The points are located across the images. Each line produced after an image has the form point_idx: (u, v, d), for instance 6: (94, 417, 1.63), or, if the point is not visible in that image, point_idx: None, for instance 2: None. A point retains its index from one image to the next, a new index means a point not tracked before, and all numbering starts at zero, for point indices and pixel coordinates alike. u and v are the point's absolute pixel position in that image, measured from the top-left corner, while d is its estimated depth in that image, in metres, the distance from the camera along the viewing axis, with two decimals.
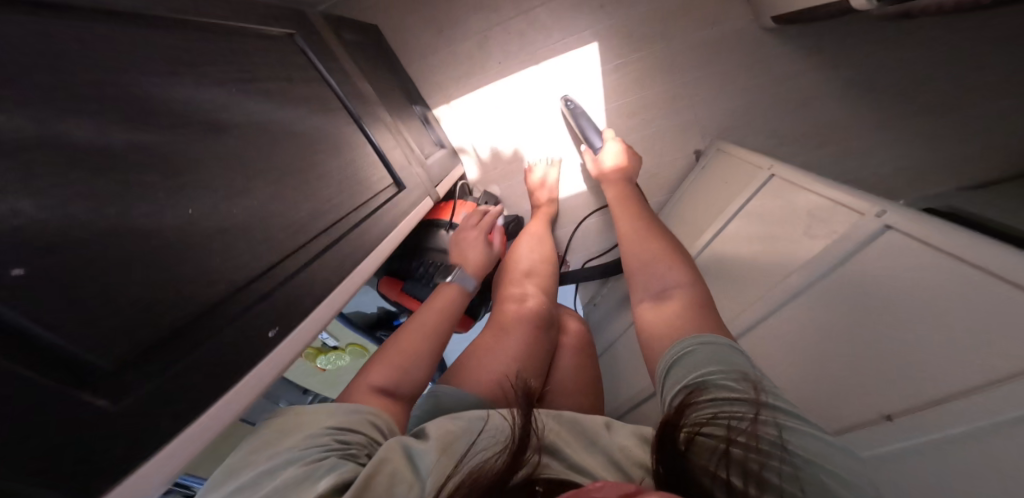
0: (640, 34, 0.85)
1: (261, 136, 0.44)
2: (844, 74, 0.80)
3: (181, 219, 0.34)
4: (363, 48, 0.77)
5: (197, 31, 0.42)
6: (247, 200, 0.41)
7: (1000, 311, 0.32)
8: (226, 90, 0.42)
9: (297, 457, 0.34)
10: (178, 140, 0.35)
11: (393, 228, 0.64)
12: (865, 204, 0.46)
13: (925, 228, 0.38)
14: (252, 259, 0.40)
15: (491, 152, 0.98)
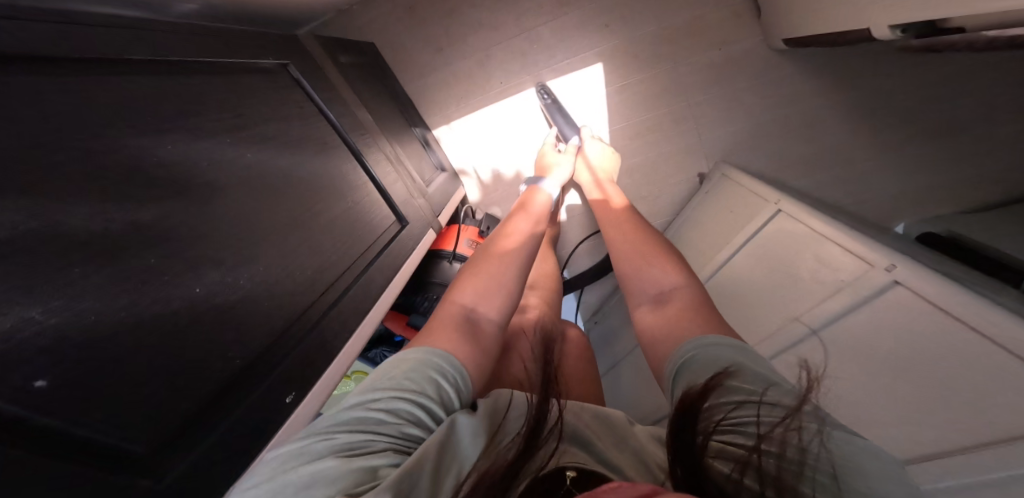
0: (646, 54, 0.82)
1: (259, 194, 0.43)
2: (849, 96, 0.80)
3: (191, 299, 0.34)
4: (361, 72, 0.73)
5: (185, 83, 0.39)
6: (254, 267, 0.41)
7: (1004, 375, 0.33)
8: (221, 150, 0.40)
9: (369, 431, 0.34)
10: (173, 210, 0.35)
11: (398, 268, 0.62)
12: (876, 255, 0.47)
13: (940, 288, 0.39)
14: (261, 326, 0.40)
15: (493, 175, 0.94)
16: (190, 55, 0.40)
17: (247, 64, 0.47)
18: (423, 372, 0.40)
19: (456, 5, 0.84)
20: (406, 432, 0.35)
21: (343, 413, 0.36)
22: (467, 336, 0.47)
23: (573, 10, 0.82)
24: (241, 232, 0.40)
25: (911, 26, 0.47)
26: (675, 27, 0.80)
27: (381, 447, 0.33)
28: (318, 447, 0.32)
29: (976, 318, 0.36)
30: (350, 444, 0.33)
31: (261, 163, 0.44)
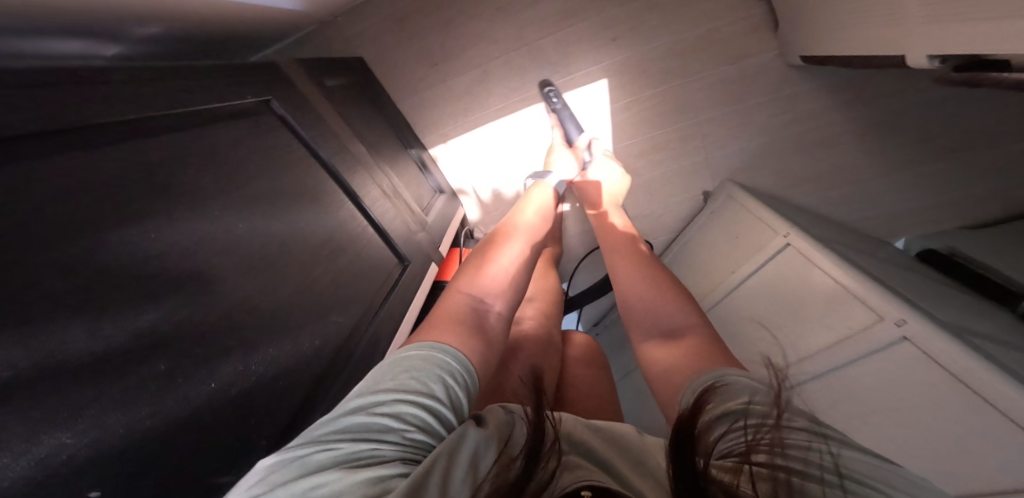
0: (657, 68, 0.78)
1: (261, 270, 0.41)
2: (866, 113, 0.77)
3: (209, 396, 0.35)
4: (351, 93, 0.67)
5: (162, 149, 0.35)
6: (265, 350, 0.41)
7: (979, 432, 0.36)
8: (212, 226, 0.37)
9: (373, 439, 0.29)
10: (187, 307, 0.34)
11: (400, 318, 0.64)
12: (887, 307, 0.45)
13: (947, 352, 0.39)
14: (273, 410, 0.41)
15: (493, 194, 0.91)
16: (158, 109, 0.35)
17: (226, 109, 0.42)
18: (429, 370, 0.36)
19: (452, 15, 0.77)
20: (412, 437, 0.30)
21: (340, 420, 0.31)
22: (473, 333, 0.44)
23: (580, 21, 0.76)
24: (240, 313, 0.38)
25: (951, 56, 0.43)
26: (688, 40, 0.76)
27: (389, 457, 0.28)
28: (313, 461, 0.27)
29: (983, 384, 0.36)
30: (354, 455, 0.28)
31: (253, 231, 0.41)
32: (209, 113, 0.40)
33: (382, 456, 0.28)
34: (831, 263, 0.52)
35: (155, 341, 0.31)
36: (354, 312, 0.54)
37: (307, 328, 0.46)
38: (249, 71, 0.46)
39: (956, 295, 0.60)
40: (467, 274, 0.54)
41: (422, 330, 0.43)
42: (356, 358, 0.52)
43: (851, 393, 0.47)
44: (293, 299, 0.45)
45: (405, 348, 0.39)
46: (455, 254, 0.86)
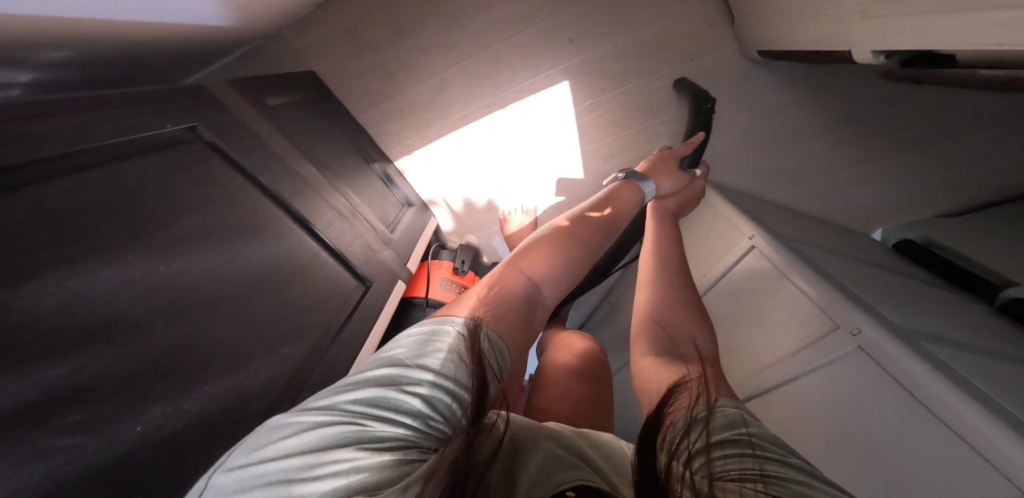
0: (616, 69, 0.76)
1: (193, 310, 0.39)
2: (826, 106, 0.77)
3: (137, 439, 0.33)
4: (299, 111, 0.66)
5: (73, 188, 0.32)
6: (203, 388, 0.39)
7: (917, 435, 0.39)
8: (130, 273, 0.34)
9: (404, 421, 0.32)
10: (110, 353, 0.32)
11: (359, 341, 0.63)
12: (843, 315, 0.49)
13: (891, 357, 0.42)
14: (219, 450, 0.40)
15: (464, 203, 0.93)
16: (73, 145, 0.33)
17: (151, 138, 0.40)
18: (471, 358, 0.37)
19: (401, 25, 0.75)
20: (438, 425, 0.33)
21: (380, 389, 0.33)
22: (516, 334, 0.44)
23: (535, 23, 0.74)
24: (177, 356, 0.37)
25: (896, 52, 0.43)
26: (645, 40, 0.74)
27: (412, 441, 0.31)
28: (344, 432, 0.29)
29: (922, 391, 0.39)
30: (374, 435, 0.30)
31: (185, 269, 0.39)
32: (133, 145, 0.38)
33: (406, 440, 0.31)
34: (788, 268, 0.57)
35: (68, 392, 0.29)
36: (308, 342, 0.53)
37: (252, 364, 0.45)
38: (175, 97, 0.44)
39: (909, 291, 0.61)
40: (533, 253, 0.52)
41: (475, 305, 0.45)
42: (308, 389, 0.52)
43: (800, 403, 0.50)
44: (236, 335, 0.44)
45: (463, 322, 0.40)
46: (426, 267, 0.88)
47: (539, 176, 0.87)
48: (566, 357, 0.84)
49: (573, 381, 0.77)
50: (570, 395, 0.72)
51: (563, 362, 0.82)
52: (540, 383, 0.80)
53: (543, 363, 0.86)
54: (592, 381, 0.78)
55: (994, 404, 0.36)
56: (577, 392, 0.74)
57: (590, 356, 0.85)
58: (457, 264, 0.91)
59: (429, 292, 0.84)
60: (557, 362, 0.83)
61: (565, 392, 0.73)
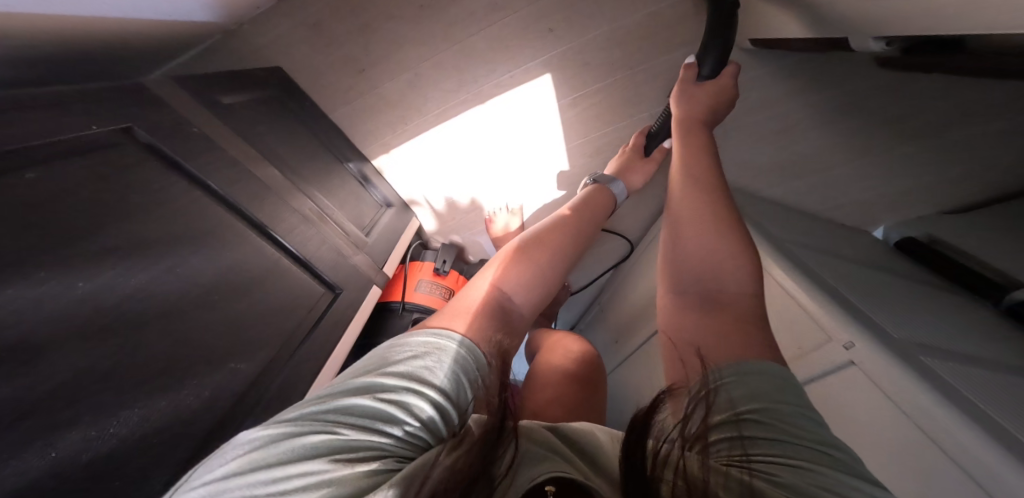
0: (599, 61, 0.72)
1: (121, 328, 0.37)
2: (827, 99, 0.72)
3: (50, 465, 0.31)
4: (259, 109, 0.63)
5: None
6: (130, 410, 0.37)
7: (901, 445, 0.38)
8: (39, 291, 0.32)
9: (375, 430, 0.36)
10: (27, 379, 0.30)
11: (320, 349, 0.61)
12: (836, 327, 0.47)
13: (884, 374, 0.40)
14: (154, 475, 0.38)
15: (446, 203, 0.98)
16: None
17: (80, 142, 0.37)
18: (442, 365, 0.43)
19: (371, 21, 0.68)
20: (412, 432, 0.38)
21: (354, 401, 0.38)
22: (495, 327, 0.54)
23: (512, 13, 0.67)
24: (109, 374, 0.35)
25: (903, 38, 0.39)
26: (628, 29, 0.67)
27: (385, 449, 0.36)
28: (315, 443, 0.34)
29: (908, 404, 0.38)
30: (344, 445, 0.34)
31: (112, 285, 0.37)
32: (55, 148, 0.35)
33: (379, 449, 0.35)
34: (782, 273, 0.57)
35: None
36: (262, 357, 0.51)
37: (196, 381, 0.43)
38: (105, 97, 0.41)
39: (892, 288, 0.59)
40: (506, 266, 0.62)
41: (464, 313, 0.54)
42: (261, 404, 0.50)
43: None
44: (177, 351, 0.41)
45: (432, 334, 0.47)
46: (409, 270, 0.93)
47: (514, 177, 0.91)
48: (560, 357, 0.81)
49: (565, 383, 0.75)
50: (561, 400, 0.70)
51: (557, 363, 0.80)
52: (531, 385, 0.77)
53: (536, 363, 0.83)
54: (584, 385, 0.76)
55: (979, 415, 0.35)
56: (568, 394, 0.72)
57: (586, 358, 0.82)
58: (438, 263, 0.96)
59: (407, 296, 0.88)
60: (550, 363, 0.80)
61: (555, 395, 0.71)
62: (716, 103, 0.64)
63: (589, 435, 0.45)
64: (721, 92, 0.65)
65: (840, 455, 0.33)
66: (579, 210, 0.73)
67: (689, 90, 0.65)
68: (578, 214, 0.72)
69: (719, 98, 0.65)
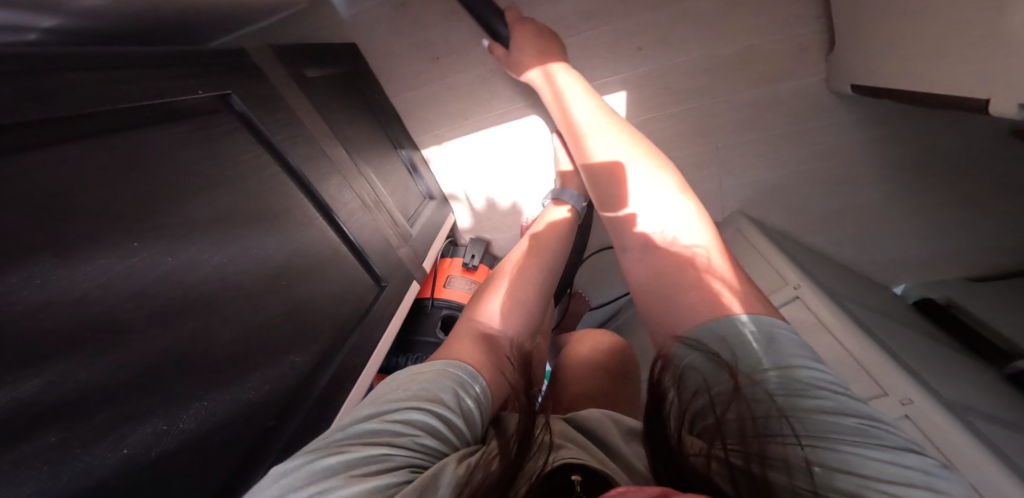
0: (681, 85, 0.72)
1: (198, 310, 0.36)
2: (897, 148, 0.74)
3: (121, 463, 0.29)
4: (333, 85, 0.63)
5: (76, 169, 0.28)
6: (198, 406, 0.35)
7: None
8: (127, 263, 0.31)
9: (386, 445, 0.39)
10: (106, 359, 0.29)
11: (368, 351, 0.58)
12: (893, 383, 0.48)
13: (939, 430, 0.41)
14: (211, 475, 0.36)
15: (486, 203, 0.94)
16: (84, 108, 0.28)
17: (176, 105, 0.36)
18: (438, 384, 0.47)
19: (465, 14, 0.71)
20: (421, 442, 0.40)
21: (365, 426, 0.41)
22: (485, 345, 0.56)
23: (604, 26, 0.68)
24: (179, 364, 0.34)
25: None
26: (724, 57, 0.69)
27: (398, 461, 0.38)
28: (332, 464, 0.36)
29: (968, 464, 0.38)
30: (360, 461, 0.36)
31: (190, 267, 0.35)
32: (144, 111, 0.33)
33: (392, 461, 0.37)
34: (832, 319, 0.57)
35: (22, 424, 0.24)
36: (316, 348, 0.49)
37: (256, 373, 0.41)
38: (209, 61, 0.40)
39: (945, 356, 0.59)
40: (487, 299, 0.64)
41: (457, 345, 0.56)
42: (312, 405, 0.47)
43: None
44: (243, 341, 0.40)
45: (424, 363, 0.51)
46: (441, 269, 0.89)
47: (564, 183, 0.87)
48: (589, 348, 0.75)
49: (595, 378, 0.69)
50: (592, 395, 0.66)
51: (584, 356, 0.74)
52: (559, 380, 0.74)
53: (563, 357, 0.79)
54: (615, 377, 0.70)
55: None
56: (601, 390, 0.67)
57: (616, 349, 0.74)
58: (466, 259, 0.90)
59: (437, 294, 0.85)
60: (578, 356, 0.75)
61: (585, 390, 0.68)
62: (542, 42, 0.66)
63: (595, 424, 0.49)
64: (530, 28, 0.66)
65: (862, 421, 0.34)
66: (546, 231, 0.73)
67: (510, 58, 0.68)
68: (543, 235, 0.72)
69: (541, 36, 0.66)
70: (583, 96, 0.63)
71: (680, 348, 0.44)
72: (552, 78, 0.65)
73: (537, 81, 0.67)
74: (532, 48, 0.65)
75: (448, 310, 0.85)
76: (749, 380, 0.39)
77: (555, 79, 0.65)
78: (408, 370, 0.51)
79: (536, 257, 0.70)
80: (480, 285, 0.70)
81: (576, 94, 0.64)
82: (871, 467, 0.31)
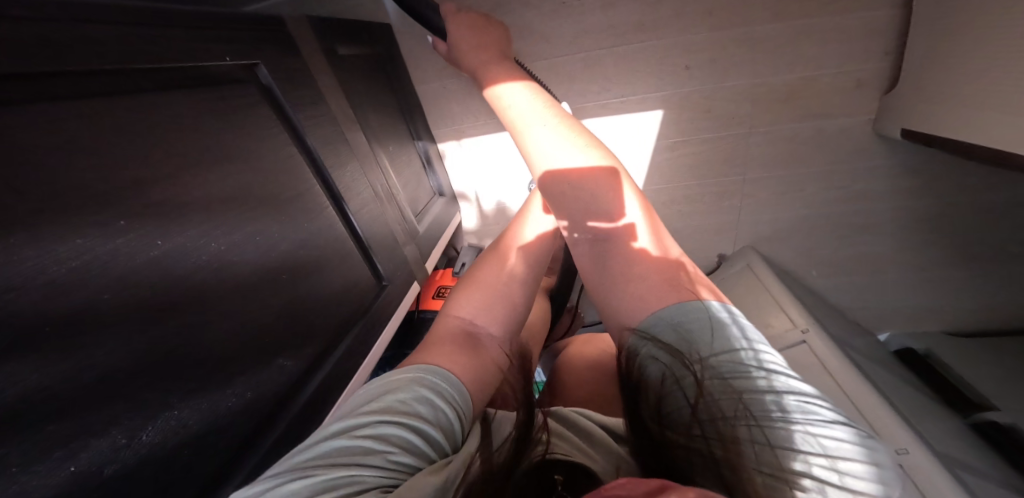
0: (724, 111, 0.70)
1: (188, 302, 0.32)
2: (917, 202, 0.75)
3: (64, 482, 0.25)
4: (363, 66, 0.60)
5: (54, 137, 0.24)
6: (168, 412, 0.31)
7: None
8: (110, 246, 0.27)
9: (352, 462, 0.31)
10: (70, 358, 0.25)
11: (364, 355, 0.55)
12: (890, 433, 0.52)
13: (934, 484, 0.47)
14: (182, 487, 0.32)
15: (496, 205, 0.92)
16: (53, 64, 0.24)
17: (183, 71, 0.32)
18: (410, 390, 0.38)
19: (513, 7, 0.64)
20: (395, 460, 0.33)
21: (327, 443, 0.33)
22: (463, 346, 0.46)
23: (655, 40, 0.64)
24: (154, 366, 0.30)
25: None
26: (771, 88, 0.66)
27: (368, 483, 0.31)
28: (295, 489, 0.29)
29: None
30: (326, 483, 0.29)
31: (186, 252, 0.32)
32: (147, 75, 0.30)
33: (360, 483, 0.30)
34: (836, 364, 0.61)
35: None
36: (310, 349, 0.46)
37: (239, 378, 0.37)
38: (219, 22, 0.35)
39: (922, 409, 0.63)
40: (463, 296, 0.54)
41: (423, 352, 0.45)
42: (298, 414, 0.43)
43: None
44: (234, 344, 0.36)
45: (396, 371, 0.42)
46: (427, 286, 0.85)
47: None
48: (593, 351, 0.74)
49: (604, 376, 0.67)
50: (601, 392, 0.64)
51: (589, 357, 0.73)
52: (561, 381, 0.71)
53: (566, 353, 0.78)
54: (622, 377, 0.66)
55: None
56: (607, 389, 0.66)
57: None
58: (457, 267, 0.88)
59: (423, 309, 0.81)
60: (583, 357, 0.73)
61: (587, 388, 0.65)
62: (484, 33, 0.56)
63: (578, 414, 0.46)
64: (467, 19, 0.56)
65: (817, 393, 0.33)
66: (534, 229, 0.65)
67: (456, 53, 0.56)
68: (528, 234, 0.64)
69: (480, 30, 0.56)
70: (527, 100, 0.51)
71: (642, 344, 0.39)
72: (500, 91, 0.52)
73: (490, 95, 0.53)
74: (472, 41, 0.54)
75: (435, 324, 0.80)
76: (713, 364, 0.34)
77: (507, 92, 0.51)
78: (379, 380, 0.41)
79: (501, 251, 0.62)
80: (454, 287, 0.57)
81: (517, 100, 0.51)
82: (843, 444, 0.29)
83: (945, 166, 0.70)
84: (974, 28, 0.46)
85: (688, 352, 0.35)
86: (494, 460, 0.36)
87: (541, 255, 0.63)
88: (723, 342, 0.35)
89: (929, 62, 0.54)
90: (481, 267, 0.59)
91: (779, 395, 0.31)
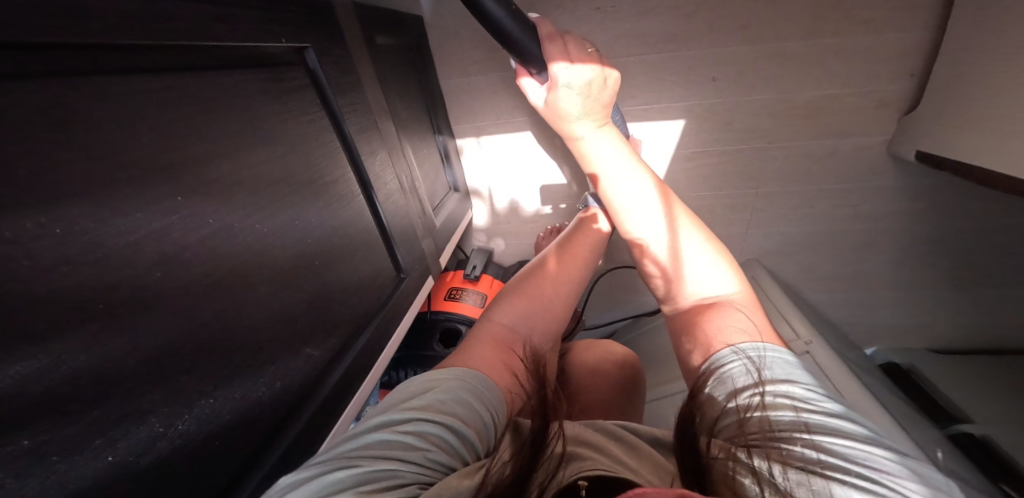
0: (744, 124, 0.71)
1: (227, 284, 0.32)
2: (923, 224, 0.77)
3: (104, 474, 0.24)
4: (394, 56, 0.59)
5: (114, 109, 0.24)
6: (203, 399, 0.30)
7: None
8: (165, 222, 0.27)
9: (397, 457, 0.32)
10: (120, 335, 0.24)
11: (382, 346, 0.54)
12: (901, 440, 0.52)
13: None
14: (208, 478, 0.31)
15: (508, 205, 0.92)
16: (129, 36, 0.24)
17: (239, 50, 0.32)
18: (454, 393, 0.39)
19: (547, 9, 0.65)
20: (431, 458, 0.33)
21: (374, 437, 0.33)
22: (505, 354, 0.47)
23: (684, 50, 0.65)
24: (195, 348, 0.29)
25: None
26: (792, 104, 0.68)
27: (407, 479, 0.31)
28: (341, 476, 0.29)
29: None
30: (373, 475, 0.30)
31: (230, 232, 0.32)
32: (212, 52, 0.30)
33: (401, 478, 0.30)
34: (842, 375, 0.62)
35: (12, 415, 0.20)
36: (334, 341, 0.46)
37: (269, 367, 0.37)
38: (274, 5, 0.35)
39: (918, 422, 0.64)
40: (506, 301, 0.55)
41: (470, 354, 0.46)
42: (319, 407, 0.43)
43: None
44: (267, 330, 0.36)
45: (438, 369, 0.43)
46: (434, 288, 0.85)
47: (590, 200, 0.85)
48: (598, 357, 0.73)
49: (604, 387, 0.68)
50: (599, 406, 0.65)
51: (590, 364, 0.71)
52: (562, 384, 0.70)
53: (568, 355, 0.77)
54: (625, 392, 0.68)
55: None
56: (604, 399, 0.66)
57: (629, 365, 0.72)
58: (467, 269, 0.88)
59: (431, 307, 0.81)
60: (584, 361, 0.72)
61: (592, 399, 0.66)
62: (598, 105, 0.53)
63: (611, 426, 0.44)
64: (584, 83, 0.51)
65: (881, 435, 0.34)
66: (579, 241, 0.66)
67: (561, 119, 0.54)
68: (575, 246, 0.65)
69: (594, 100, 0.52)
70: (591, 123, 0.54)
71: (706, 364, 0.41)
72: (560, 94, 0.50)
73: (549, 108, 0.53)
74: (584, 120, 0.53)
75: (441, 324, 0.79)
76: (772, 385, 0.36)
77: (571, 73, 0.49)
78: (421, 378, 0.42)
79: (549, 255, 0.63)
80: (501, 289, 0.58)
81: (582, 122, 0.53)
82: (908, 477, 0.30)
83: (952, 190, 0.72)
84: (996, 56, 0.48)
85: (747, 372, 0.37)
86: (524, 453, 0.35)
87: (585, 265, 0.64)
88: (784, 374, 0.37)
89: (949, 89, 0.55)
90: (529, 271, 0.61)
91: (839, 429, 0.33)
